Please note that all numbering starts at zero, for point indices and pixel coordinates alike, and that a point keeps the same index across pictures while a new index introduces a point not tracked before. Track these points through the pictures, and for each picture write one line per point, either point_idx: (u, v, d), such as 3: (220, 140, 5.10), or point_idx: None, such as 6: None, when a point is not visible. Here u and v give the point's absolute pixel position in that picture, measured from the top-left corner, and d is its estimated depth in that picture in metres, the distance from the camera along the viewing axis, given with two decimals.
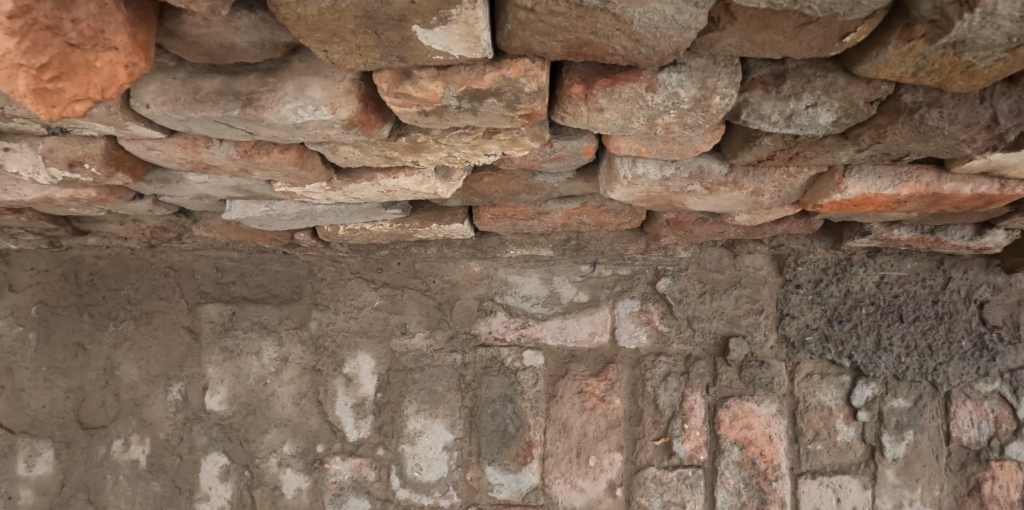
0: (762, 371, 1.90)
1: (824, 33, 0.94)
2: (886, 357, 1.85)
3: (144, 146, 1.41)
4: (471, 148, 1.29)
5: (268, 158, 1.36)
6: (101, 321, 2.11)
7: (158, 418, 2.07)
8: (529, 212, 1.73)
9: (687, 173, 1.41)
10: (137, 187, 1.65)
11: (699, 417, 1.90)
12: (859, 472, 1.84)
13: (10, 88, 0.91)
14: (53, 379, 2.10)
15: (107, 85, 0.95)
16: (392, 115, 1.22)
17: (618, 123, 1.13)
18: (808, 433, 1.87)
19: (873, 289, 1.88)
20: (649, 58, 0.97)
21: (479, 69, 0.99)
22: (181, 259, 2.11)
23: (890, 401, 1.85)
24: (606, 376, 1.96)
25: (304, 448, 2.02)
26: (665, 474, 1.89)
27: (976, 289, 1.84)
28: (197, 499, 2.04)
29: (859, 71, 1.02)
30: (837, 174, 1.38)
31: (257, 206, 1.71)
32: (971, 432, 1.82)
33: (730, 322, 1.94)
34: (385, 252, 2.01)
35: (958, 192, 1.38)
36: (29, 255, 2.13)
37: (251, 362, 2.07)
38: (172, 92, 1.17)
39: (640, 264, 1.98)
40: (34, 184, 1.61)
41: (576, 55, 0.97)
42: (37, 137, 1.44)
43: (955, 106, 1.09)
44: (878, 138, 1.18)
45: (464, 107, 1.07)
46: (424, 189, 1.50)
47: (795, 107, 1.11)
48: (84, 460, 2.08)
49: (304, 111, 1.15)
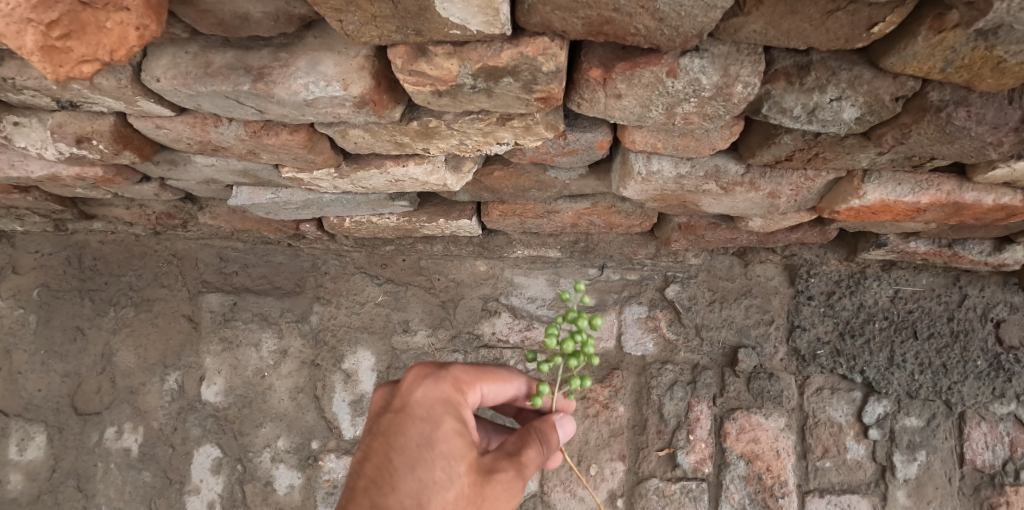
0: (771, 384, 1.85)
1: (851, 21, 0.92)
2: (899, 374, 1.80)
3: (153, 124, 1.39)
4: (483, 135, 1.26)
5: (277, 139, 1.34)
6: (102, 306, 2.09)
7: (152, 407, 2.03)
8: (538, 210, 1.70)
9: (703, 171, 1.38)
10: (144, 168, 1.63)
11: (704, 429, 1.85)
12: (869, 492, 1.78)
13: (18, 44, 0.90)
14: (50, 362, 2.07)
15: (116, 47, 0.94)
16: (406, 97, 1.20)
17: (636, 111, 1.11)
18: (817, 450, 1.81)
19: (887, 304, 1.84)
20: (672, 41, 0.94)
21: (496, 46, 0.97)
22: (185, 247, 2.09)
23: (902, 420, 1.80)
24: (610, 383, 1.92)
25: (298, 444, 1.98)
26: (668, 486, 1.83)
27: (992, 307, 1.80)
28: (187, 492, 1.98)
29: (885, 64, 1.00)
30: (856, 179, 1.35)
31: (264, 192, 1.69)
32: (986, 454, 1.77)
33: (739, 332, 1.90)
34: (390, 247, 1.99)
35: (980, 202, 1.35)
36: (34, 237, 2.12)
37: (250, 353, 2.03)
38: (185, 65, 1.16)
39: (648, 269, 1.96)
40: (42, 160, 1.59)
41: (597, 34, 0.94)
42: (46, 111, 1.42)
43: (983, 106, 1.06)
44: (902, 139, 1.15)
45: (479, 87, 1.04)
46: (433, 180, 1.48)
47: (819, 100, 1.08)
48: (75, 447, 2.03)
49: (315, 86, 1.12)
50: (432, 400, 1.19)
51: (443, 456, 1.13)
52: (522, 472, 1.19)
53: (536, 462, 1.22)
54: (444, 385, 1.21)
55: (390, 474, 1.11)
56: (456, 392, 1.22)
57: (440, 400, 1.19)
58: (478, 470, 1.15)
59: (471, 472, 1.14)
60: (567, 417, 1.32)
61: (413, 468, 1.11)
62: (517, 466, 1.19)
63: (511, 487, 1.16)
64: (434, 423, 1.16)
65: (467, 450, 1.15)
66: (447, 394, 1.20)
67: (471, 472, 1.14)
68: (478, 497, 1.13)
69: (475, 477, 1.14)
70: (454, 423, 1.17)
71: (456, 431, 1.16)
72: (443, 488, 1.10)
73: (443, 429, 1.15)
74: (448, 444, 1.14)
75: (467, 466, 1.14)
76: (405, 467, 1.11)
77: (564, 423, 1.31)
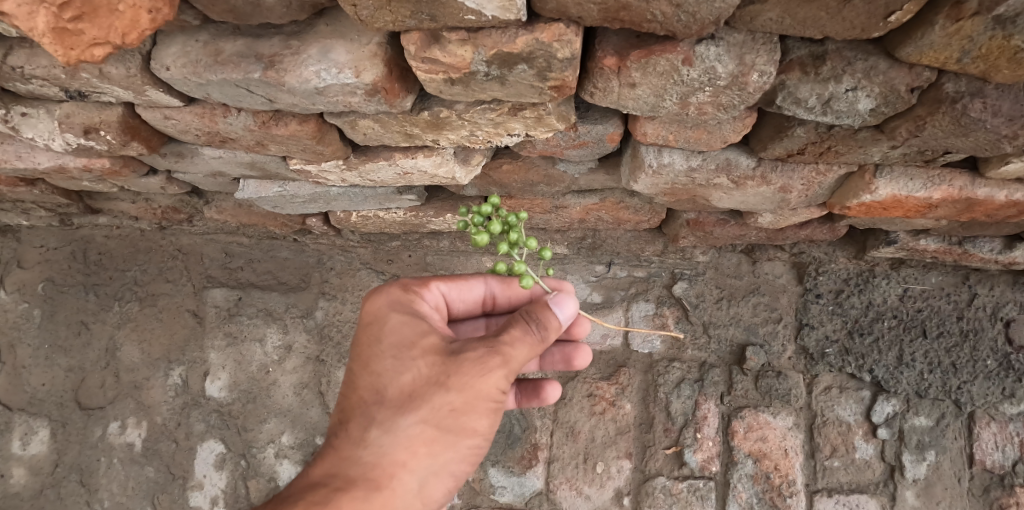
0: (779, 382, 1.84)
1: (868, 9, 0.91)
2: (908, 373, 1.79)
3: (162, 114, 1.39)
4: (494, 126, 1.26)
5: (287, 130, 1.33)
6: (107, 301, 2.08)
7: (156, 402, 2.01)
8: (546, 205, 1.69)
9: (714, 165, 1.37)
10: (151, 159, 1.62)
11: (711, 427, 1.84)
12: (878, 492, 1.76)
13: (29, 26, 0.91)
14: (54, 357, 2.06)
15: (128, 30, 0.94)
16: (417, 86, 1.20)
17: (650, 101, 1.11)
18: (826, 449, 1.80)
19: (896, 302, 1.83)
20: (688, 27, 0.94)
21: (511, 32, 0.97)
22: (190, 242, 2.10)
23: (911, 419, 1.78)
24: (616, 380, 1.91)
25: (302, 440, 1.96)
26: (675, 484, 1.81)
27: (1002, 306, 1.79)
28: (190, 487, 1.97)
29: (901, 55, 1.00)
30: (867, 174, 1.34)
31: (270, 185, 1.68)
32: (995, 455, 1.75)
33: (747, 329, 1.89)
34: (396, 243, 1.99)
35: (992, 198, 1.34)
36: (40, 232, 2.12)
37: (254, 348, 2.02)
38: (195, 54, 1.16)
39: (655, 267, 1.96)
40: (49, 151, 1.59)
41: (613, 20, 0.94)
42: (54, 102, 1.41)
43: (999, 98, 1.05)
44: (916, 132, 1.14)
45: (492, 75, 1.04)
46: (442, 172, 1.47)
47: (834, 90, 1.08)
48: (79, 442, 2.01)
49: (327, 74, 1.12)
50: (377, 304, 1.22)
51: (393, 346, 1.15)
52: (497, 347, 1.11)
53: (523, 342, 1.13)
54: (390, 289, 1.24)
55: (350, 377, 1.17)
56: (405, 293, 1.25)
57: (387, 302, 1.22)
58: (435, 350, 1.13)
59: (428, 354, 1.13)
60: (566, 298, 1.22)
61: (367, 366, 1.15)
62: (487, 343, 1.12)
63: (481, 362, 1.10)
64: (380, 322, 1.18)
65: (420, 337, 1.16)
66: (395, 295, 1.23)
67: (427, 354, 1.13)
68: (440, 374, 1.10)
69: (432, 358, 1.12)
70: (401, 316, 1.19)
71: (403, 322, 1.18)
72: (399, 373, 1.12)
73: (388, 326, 1.17)
74: (397, 335, 1.16)
75: (422, 350, 1.14)
76: (360, 364, 1.16)
77: (563, 305, 1.21)
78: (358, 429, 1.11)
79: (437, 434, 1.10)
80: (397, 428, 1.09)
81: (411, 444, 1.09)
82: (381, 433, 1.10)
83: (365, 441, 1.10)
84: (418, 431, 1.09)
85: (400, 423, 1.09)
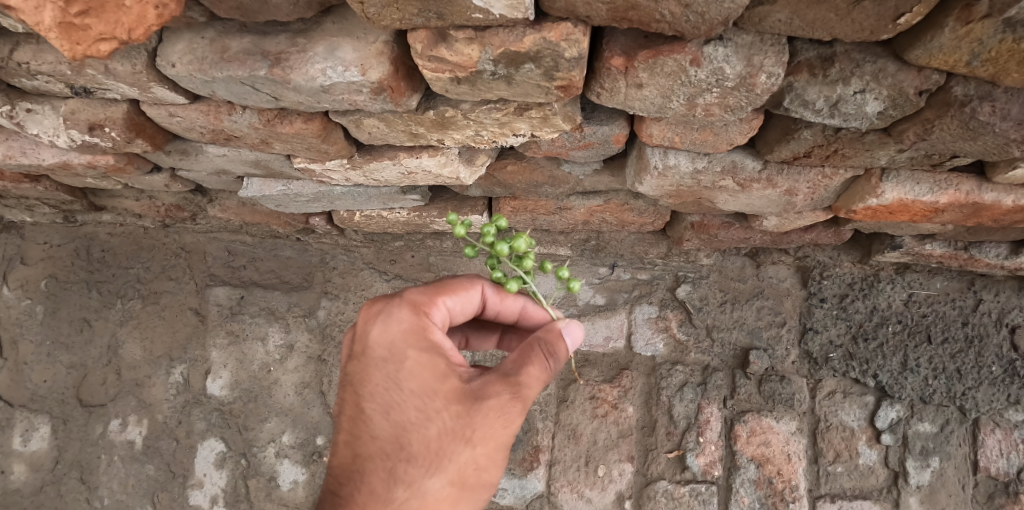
0: (783, 386, 1.83)
1: (878, 11, 0.91)
2: (912, 379, 1.78)
3: (167, 112, 1.38)
4: (500, 126, 1.25)
5: (291, 128, 1.33)
6: (109, 298, 2.08)
7: (157, 400, 2.01)
8: (551, 207, 1.69)
9: (719, 167, 1.36)
10: (155, 157, 1.62)
11: (714, 431, 1.83)
12: (881, 498, 1.75)
13: (35, 20, 0.90)
14: (56, 353, 2.06)
15: (134, 25, 0.94)
16: (423, 85, 1.20)
17: (657, 102, 1.10)
18: (829, 454, 1.79)
19: (901, 307, 1.82)
20: (697, 28, 0.93)
21: (519, 31, 0.96)
22: (193, 240, 2.09)
23: (914, 425, 1.77)
24: (618, 383, 1.90)
25: (303, 440, 1.95)
26: (676, 488, 1.80)
27: (1007, 312, 1.78)
28: (190, 485, 1.96)
29: (910, 57, 0.99)
30: (873, 178, 1.34)
31: (274, 184, 1.68)
32: (1000, 462, 1.74)
33: (751, 333, 1.88)
34: (399, 243, 1.99)
35: (999, 203, 1.33)
36: (43, 229, 2.12)
37: (256, 347, 2.02)
38: (201, 51, 1.16)
39: (659, 269, 1.96)
40: (53, 147, 1.59)
41: (621, 20, 0.94)
42: (60, 98, 1.41)
43: (1008, 101, 1.04)
44: (924, 135, 1.14)
45: (499, 74, 1.03)
46: (446, 172, 1.47)
47: (842, 92, 1.07)
48: (79, 439, 2.01)
49: (333, 71, 1.12)
50: (390, 337, 1.14)
51: (414, 394, 1.10)
52: (519, 394, 1.12)
53: (538, 380, 1.14)
54: (401, 316, 1.15)
55: (365, 421, 1.12)
56: (416, 319, 1.16)
57: (400, 333, 1.14)
58: (459, 397, 1.10)
59: (452, 404, 1.10)
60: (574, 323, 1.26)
61: (387, 413, 1.11)
62: (512, 389, 1.11)
63: (505, 412, 1.11)
64: (397, 361, 1.12)
65: (440, 382, 1.11)
66: (407, 323, 1.15)
67: (450, 403, 1.10)
68: (467, 428, 1.09)
69: (456, 408, 1.10)
70: (418, 356, 1.12)
71: (422, 363, 1.12)
72: (424, 427, 1.09)
73: (407, 367, 1.11)
74: (416, 381, 1.11)
75: (445, 399, 1.10)
76: (378, 411, 1.11)
77: (571, 330, 1.25)
78: (383, 486, 1.09)
79: (461, 493, 1.12)
80: (424, 489, 1.09)
81: (439, 505, 1.10)
82: (409, 494, 1.08)
83: (393, 501, 1.08)
84: (445, 492, 1.10)
85: (427, 483, 1.09)
